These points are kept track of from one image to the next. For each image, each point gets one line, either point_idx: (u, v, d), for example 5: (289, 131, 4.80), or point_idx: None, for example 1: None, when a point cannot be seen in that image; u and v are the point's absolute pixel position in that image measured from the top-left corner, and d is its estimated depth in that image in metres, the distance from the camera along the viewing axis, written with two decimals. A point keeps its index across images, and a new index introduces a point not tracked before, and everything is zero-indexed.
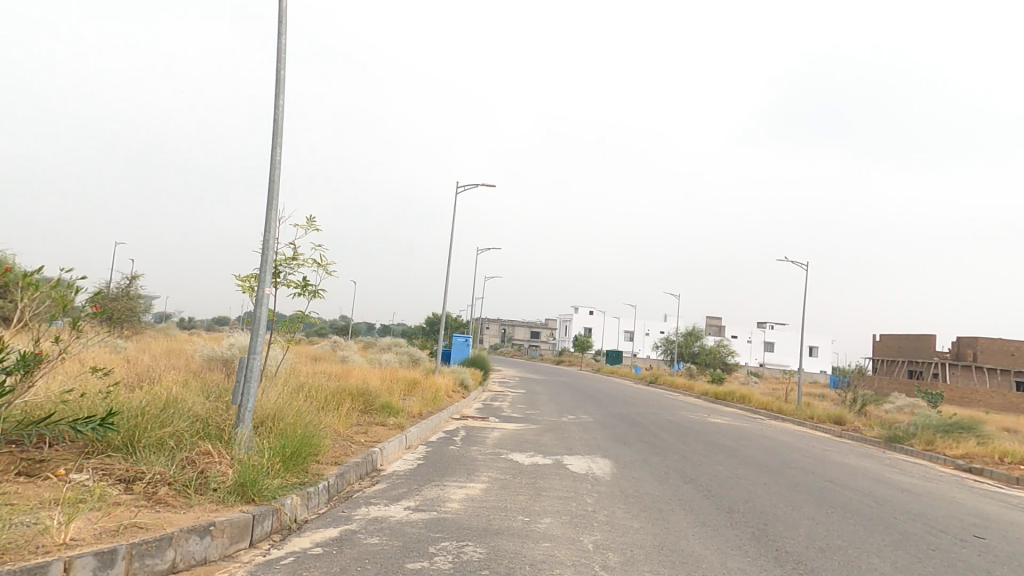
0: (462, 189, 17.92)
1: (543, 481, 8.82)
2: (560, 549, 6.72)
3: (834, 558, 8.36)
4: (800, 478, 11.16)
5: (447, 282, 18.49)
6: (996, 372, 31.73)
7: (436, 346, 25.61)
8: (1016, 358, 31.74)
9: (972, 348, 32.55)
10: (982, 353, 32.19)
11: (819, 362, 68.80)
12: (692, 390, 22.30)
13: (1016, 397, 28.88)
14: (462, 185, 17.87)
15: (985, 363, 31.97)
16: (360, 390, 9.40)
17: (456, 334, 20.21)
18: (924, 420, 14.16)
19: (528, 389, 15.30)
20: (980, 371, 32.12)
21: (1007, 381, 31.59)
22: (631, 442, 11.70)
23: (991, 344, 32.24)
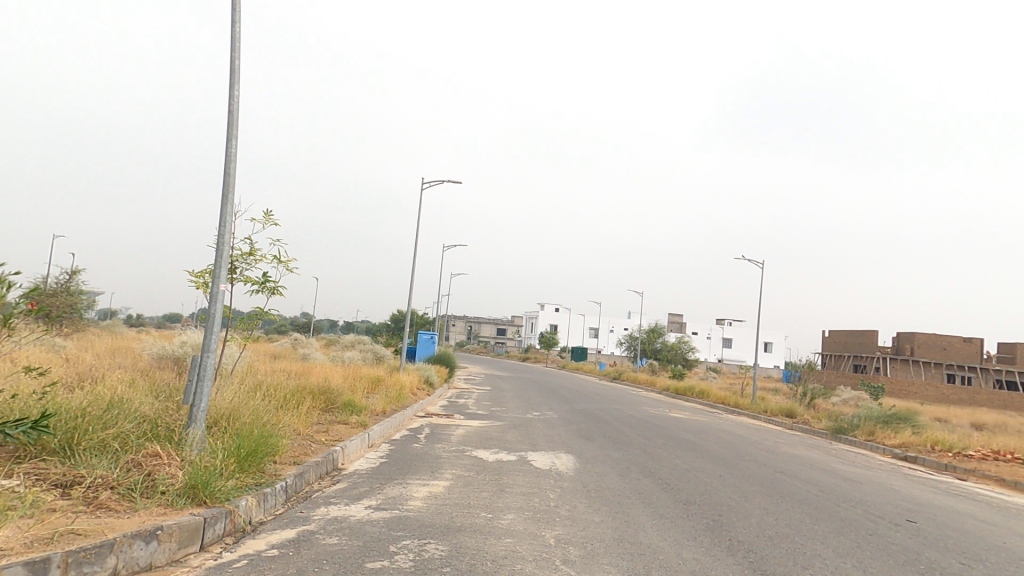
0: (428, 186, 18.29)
1: (506, 478, 8.89)
2: (522, 544, 6.80)
3: (781, 546, 8.78)
4: (753, 469, 11.64)
5: (412, 278, 18.39)
6: (930, 365, 33.97)
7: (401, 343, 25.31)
8: (948, 352, 34.05)
9: (910, 343, 34.58)
10: (919, 348, 34.26)
11: (774, 358, 71.66)
12: (653, 385, 22.89)
13: (947, 389, 30.96)
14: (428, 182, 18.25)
15: (921, 357, 34.04)
16: (321, 389, 9.22)
17: (421, 331, 20.06)
18: (867, 412, 14.99)
19: (493, 386, 15.34)
20: (916, 365, 34.16)
21: (939, 374, 33.98)
22: (594, 437, 11.91)
23: (926, 338, 34.37)
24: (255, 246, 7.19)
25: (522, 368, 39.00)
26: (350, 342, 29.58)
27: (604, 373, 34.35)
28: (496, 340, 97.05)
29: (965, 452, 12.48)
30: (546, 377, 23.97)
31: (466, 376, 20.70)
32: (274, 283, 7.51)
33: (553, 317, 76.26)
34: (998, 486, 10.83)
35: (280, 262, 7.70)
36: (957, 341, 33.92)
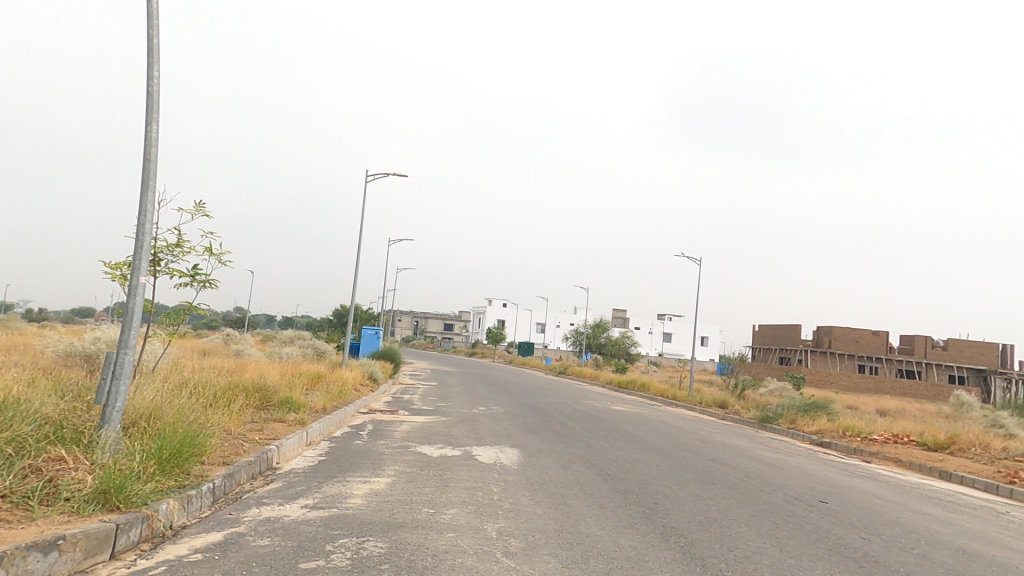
0: (373, 178, 18.03)
1: (450, 473, 8.90)
2: (464, 538, 6.85)
3: (710, 530, 9.34)
4: (688, 458, 12.25)
5: (356, 272, 17.97)
6: (844, 357, 36.69)
7: (343, 338, 24.63)
8: (859, 345, 36.94)
9: (828, 336, 37.29)
10: (836, 341, 37.00)
11: (709, 351, 75.40)
12: (597, 379, 23.51)
13: (858, 380, 33.76)
14: (372, 174, 17.98)
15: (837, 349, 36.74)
16: (256, 386, 8.85)
17: (365, 327, 19.60)
18: (790, 401, 16.10)
19: (439, 382, 15.25)
20: (834, 357, 36.90)
21: (851, 364, 36.74)
22: (539, 430, 12.12)
23: (843, 332, 37.17)
24: (181, 237, 6.78)
25: (468, 362, 38.93)
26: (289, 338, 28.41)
27: (550, 367, 34.96)
28: (445, 335, 96.46)
29: (873, 438, 13.69)
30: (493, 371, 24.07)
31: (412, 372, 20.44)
32: (204, 275, 7.13)
33: (501, 311, 76.61)
34: (899, 468, 11.97)
35: (211, 254, 7.31)
36: (867, 334, 36.93)
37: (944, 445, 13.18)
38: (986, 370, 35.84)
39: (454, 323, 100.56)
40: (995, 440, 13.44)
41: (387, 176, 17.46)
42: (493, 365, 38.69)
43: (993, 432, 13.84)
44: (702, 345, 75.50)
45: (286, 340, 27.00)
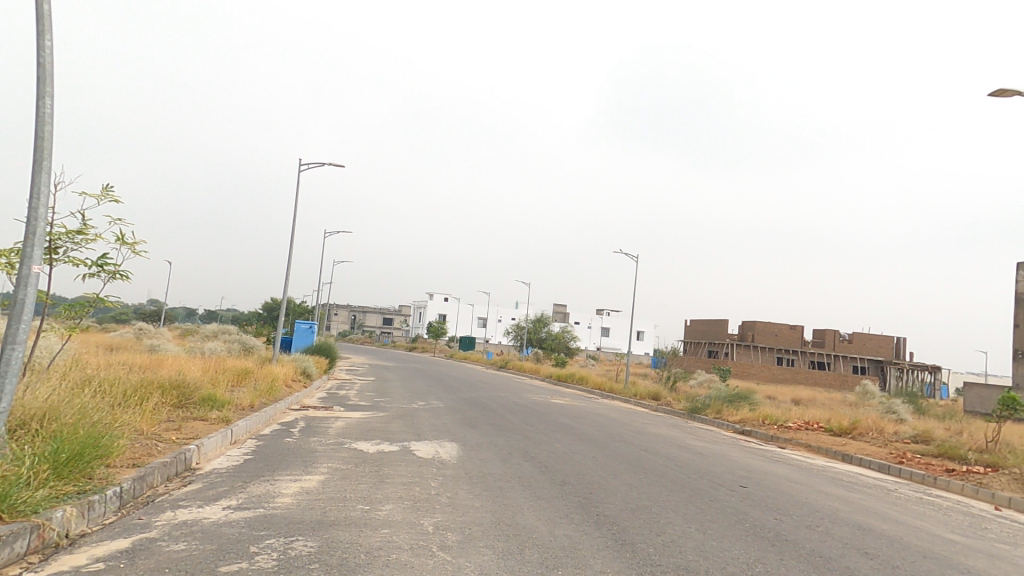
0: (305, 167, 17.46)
1: (387, 469, 8.78)
2: (400, 534, 6.79)
3: (641, 517, 9.79)
4: (623, 449, 12.73)
5: (289, 264, 17.25)
6: (765, 349, 39.31)
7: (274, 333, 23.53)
8: (778, 338, 39.67)
9: (751, 330, 39.84)
10: (758, 335, 39.59)
11: (645, 345, 78.57)
12: (537, 373, 23.89)
13: (777, 371, 36.41)
14: (304, 164, 17.37)
15: (759, 343, 39.31)
16: (174, 383, 8.31)
17: (298, 320, 18.86)
18: (716, 393, 17.09)
19: (378, 377, 14.94)
20: (756, 350, 39.47)
21: (771, 356, 39.38)
22: (479, 424, 12.16)
23: (764, 327, 39.83)
24: (86, 224, 6.24)
25: (407, 357, 38.34)
26: (213, 332, 26.75)
27: (491, 362, 35.12)
28: (385, 328, 94.47)
29: (788, 425, 14.81)
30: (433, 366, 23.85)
31: (349, 367, 19.90)
32: (113, 266, 6.60)
33: (444, 306, 76.06)
34: (810, 453, 13.03)
35: (121, 243, 6.78)
36: (785, 329, 39.81)
37: (848, 430, 14.48)
38: (884, 361, 39.70)
39: (395, 317, 98.66)
40: (890, 425, 14.94)
41: (324, 165, 16.81)
42: (432, 359, 38.38)
43: (889, 417, 15.36)
44: (638, 340, 78.54)
45: (210, 335, 25.44)
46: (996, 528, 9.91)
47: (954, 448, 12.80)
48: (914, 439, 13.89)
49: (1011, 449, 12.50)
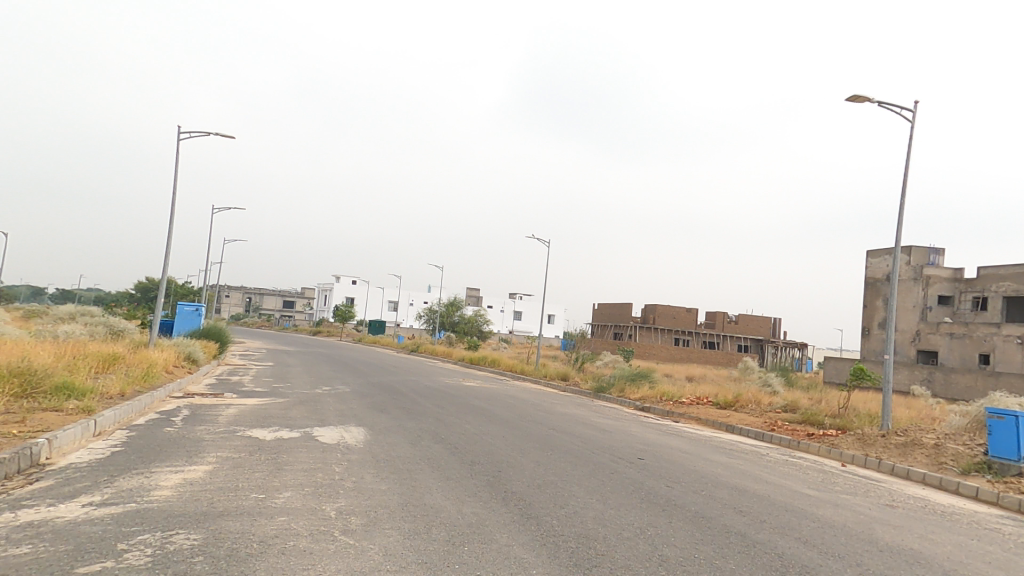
0: (186, 137, 15.95)
1: (286, 456, 8.27)
2: (298, 521, 6.49)
3: (546, 491, 10.21)
4: (532, 428, 13.13)
5: (170, 240, 15.57)
6: (664, 331, 42.38)
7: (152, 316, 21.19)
8: (676, 321, 42.93)
9: (652, 313, 42.71)
10: (658, 317, 42.54)
11: (555, 329, 81.53)
12: (449, 356, 23.83)
13: (674, 351, 39.44)
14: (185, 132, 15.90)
15: (658, 325, 42.30)
16: (17, 370, 7.22)
17: (182, 302, 17.16)
18: (620, 372, 18.14)
19: (277, 362, 14.06)
20: (656, 331, 42.44)
21: (669, 338, 42.56)
22: (388, 408, 11.84)
23: (663, 310, 42.87)
24: None
25: (312, 342, 36.50)
26: (72, 314, 23.41)
27: (402, 345, 34.52)
28: (289, 314, 89.18)
29: (682, 401, 16.11)
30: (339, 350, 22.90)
31: (244, 353, 18.54)
32: None
33: (355, 290, 73.35)
34: (699, 425, 14.28)
35: None
36: (681, 312, 43.10)
37: (731, 403, 16.06)
38: (762, 339, 44.49)
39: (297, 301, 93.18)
40: (765, 397, 16.79)
41: (212, 134, 15.32)
42: (340, 344, 36.97)
43: (764, 390, 17.23)
44: (550, 323, 81.20)
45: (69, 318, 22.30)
46: (843, 481, 11.56)
47: (814, 415, 14.69)
48: (784, 408, 15.74)
49: (857, 414, 14.60)
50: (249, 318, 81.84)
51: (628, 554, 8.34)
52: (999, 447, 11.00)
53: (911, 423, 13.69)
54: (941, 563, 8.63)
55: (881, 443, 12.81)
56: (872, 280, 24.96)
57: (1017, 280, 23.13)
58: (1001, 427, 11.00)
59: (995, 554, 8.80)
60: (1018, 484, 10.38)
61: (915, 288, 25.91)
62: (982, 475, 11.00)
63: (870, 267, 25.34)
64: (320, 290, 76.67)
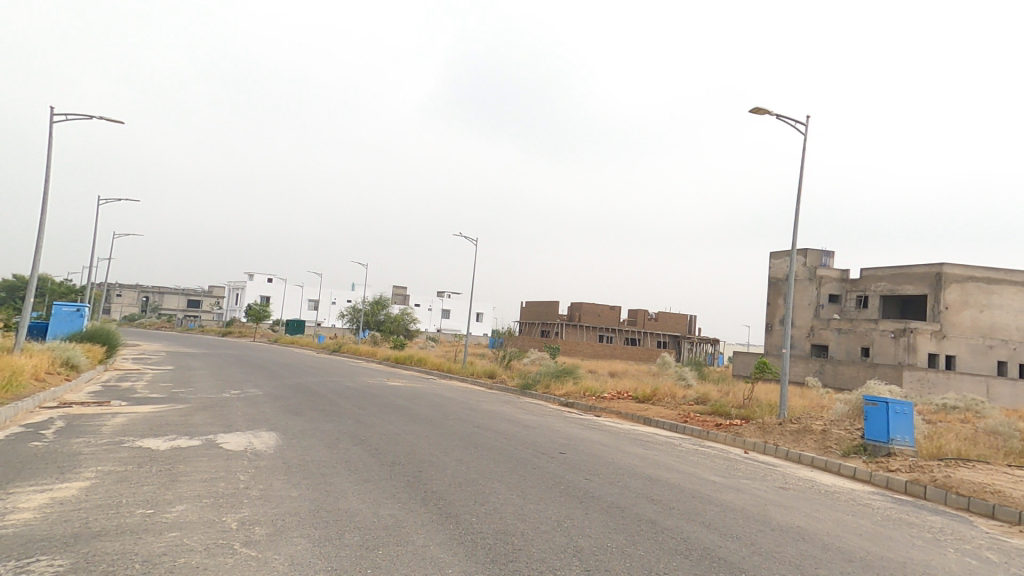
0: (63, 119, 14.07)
1: (183, 465, 7.59)
2: (192, 535, 6.03)
3: (467, 488, 10.26)
4: (456, 426, 13.10)
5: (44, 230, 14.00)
6: (588, 328, 43.86)
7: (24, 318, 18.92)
8: (600, 318, 44.52)
9: (578, 311, 44.05)
10: (583, 315, 43.96)
11: (484, 326, 82.04)
12: (373, 356, 23.29)
13: (598, 348, 40.90)
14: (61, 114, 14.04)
15: (583, 322, 43.68)
16: None
17: (59, 302, 15.55)
18: (546, 369, 18.52)
19: (178, 366, 13.09)
20: (582, 328, 43.73)
21: (594, 334, 44.08)
22: (304, 411, 11.12)
23: (588, 308, 44.33)
24: None
25: (224, 343, 34.30)
26: None
27: (323, 345, 33.29)
28: (199, 313, 83.16)
29: (604, 396, 16.73)
30: (245, 351, 21.66)
31: (137, 356, 17.05)
32: None
33: (276, 288, 69.83)
34: (619, 419, 14.90)
35: None
36: (606, 310, 44.73)
37: (649, 397, 16.88)
38: (679, 336, 46.89)
39: (207, 299, 87.06)
40: (680, 390, 17.78)
41: (97, 118, 13.95)
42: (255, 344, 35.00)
43: (680, 383, 18.26)
44: (479, 321, 81.30)
45: None
46: (745, 467, 12.51)
47: (722, 406, 15.75)
48: (696, 400, 16.75)
49: (759, 404, 15.82)
50: (155, 317, 75.54)
51: (544, 547, 8.55)
52: (875, 431, 12.33)
53: (804, 411, 15.05)
54: (822, 538, 9.55)
55: (778, 430, 13.98)
56: (775, 279, 27.05)
57: (892, 280, 25.95)
58: (876, 413, 12.37)
59: (867, 526, 9.87)
60: (887, 463, 11.72)
61: (810, 287, 28.40)
62: (859, 456, 12.32)
63: (774, 267, 27.51)
64: (233, 288, 72.02)
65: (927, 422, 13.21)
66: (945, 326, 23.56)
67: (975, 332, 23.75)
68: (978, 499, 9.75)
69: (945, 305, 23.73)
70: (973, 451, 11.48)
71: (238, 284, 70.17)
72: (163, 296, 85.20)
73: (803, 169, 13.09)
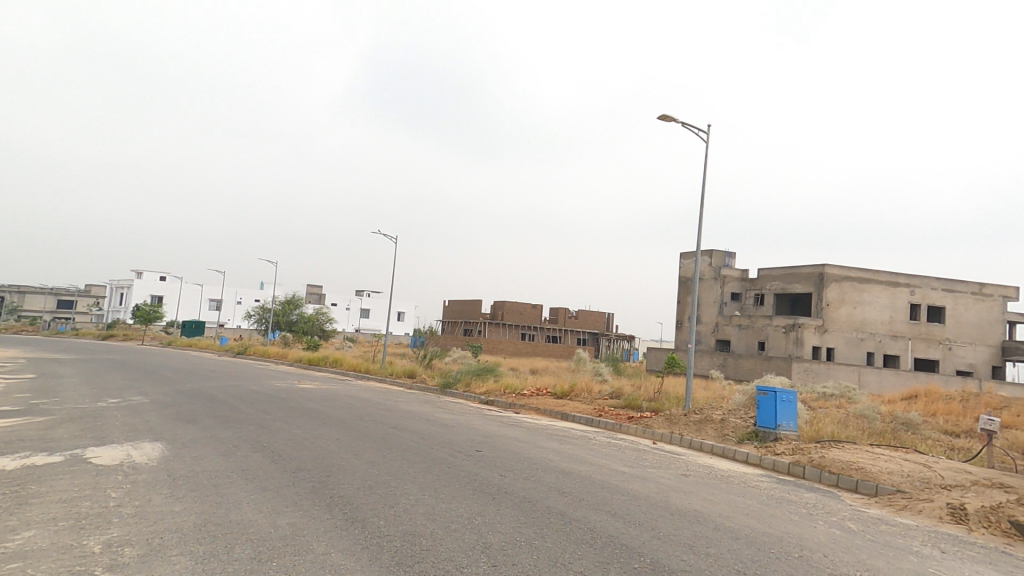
0: None
1: (38, 486, 6.86)
2: (40, 564, 5.46)
3: (377, 492, 10.05)
4: (370, 428, 12.79)
5: None
6: (510, 326, 44.60)
7: None
8: (523, 317, 45.40)
9: (501, 310, 44.65)
10: (505, 313, 44.66)
11: (406, 326, 81.20)
12: (284, 358, 22.22)
13: (520, 345, 41.75)
14: None
15: (505, 321, 44.34)
16: None
17: None
18: (468, 367, 18.58)
19: (43, 374, 11.76)
20: (504, 327, 44.37)
21: (516, 332, 44.88)
22: (198, 418, 10.42)
23: (510, 306, 45.04)
24: None
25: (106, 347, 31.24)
26: None
27: (228, 347, 31.41)
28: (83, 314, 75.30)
29: (523, 393, 17.04)
30: (134, 356, 19.89)
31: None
32: None
33: (177, 286, 64.98)
34: (537, 414, 15.24)
35: None
36: (528, 308, 45.61)
37: (567, 393, 17.38)
38: (597, 333, 48.74)
39: (93, 299, 79.02)
40: (596, 385, 18.49)
41: None
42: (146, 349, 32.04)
43: (597, 379, 18.97)
44: (401, 321, 79.96)
45: None
46: (651, 457, 13.19)
47: (634, 399, 16.53)
48: (611, 395, 17.47)
49: (667, 397, 16.79)
50: (27, 319, 67.35)
51: (453, 546, 8.55)
52: (765, 418, 13.42)
53: (707, 402, 16.14)
54: (715, 519, 10.26)
55: (683, 421, 14.88)
56: (685, 278, 28.73)
57: (783, 280, 28.32)
58: (766, 402, 13.49)
59: (754, 506, 10.73)
60: (774, 447, 12.80)
61: (715, 286, 30.44)
62: (751, 441, 13.36)
63: (684, 267, 29.23)
64: (122, 287, 65.81)
65: (809, 409, 14.55)
66: (828, 322, 26.25)
67: (851, 327, 26.53)
68: (845, 476, 10.90)
69: (827, 303, 26.31)
70: (844, 433, 12.82)
71: (129, 283, 64.14)
72: (38, 296, 76.30)
73: (705, 176, 14.02)
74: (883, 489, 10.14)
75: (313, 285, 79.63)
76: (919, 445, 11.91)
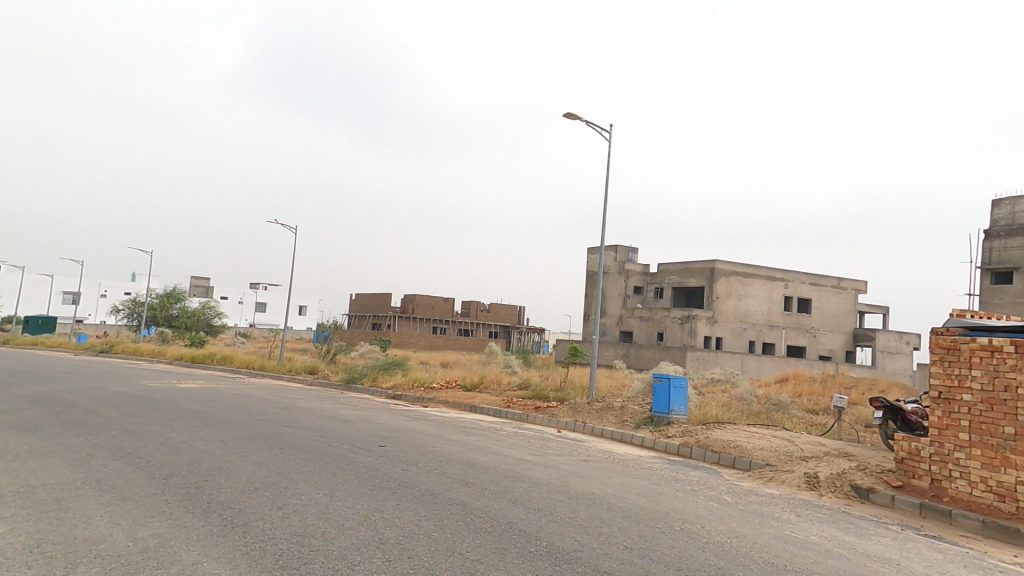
0: None
1: None
2: None
3: (265, 494, 9.40)
4: (261, 428, 11.97)
5: None
6: (421, 320, 44.10)
7: None
8: (433, 311, 45.02)
9: (411, 303, 44.02)
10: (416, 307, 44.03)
11: (309, 320, 77.62)
12: (162, 356, 20.24)
13: (432, 339, 41.38)
14: None
15: (416, 314, 43.74)
16: None
17: None
18: (375, 362, 18.06)
19: None
20: (415, 321, 43.78)
21: (427, 325, 44.44)
22: (43, 426, 9.16)
23: (422, 300, 44.48)
24: None
25: None
26: None
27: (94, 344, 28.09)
28: None
29: (431, 386, 16.86)
30: None
31: None
32: None
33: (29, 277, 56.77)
34: (444, 407, 15.11)
35: None
36: (440, 302, 45.34)
37: (476, 385, 17.45)
38: (509, 326, 49.52)
39: None
40: (506, 377, 18.75)
41: None
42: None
43: (506, 370, 19.23)
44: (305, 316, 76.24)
45: None
46: (554, 444, 13.54)
47: (541, 390, 16.93)
48: (519, 386, 17.77)
49: (572, 386, 17.38)
50: None
51: (345, 544, 8.20)
52: (660, 404, 14.23)
53: (608, 390, 16.89)
54: (609, 500, 10.73)
55: (586, 409, 15.45)
56: (591, 273, 29.87)
57: (680, 274, 30.32)
58: (661, 388, 14.33)
59: (645, 486, 11.33)
60: (666, 430, 13.64)
61: (620, 280, 31.95)
62: (647, 426, 14.12)
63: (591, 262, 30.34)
64: None
65: (699, 394, 15.68)
66: (718, 313, 28.51)
67: (738, 318, 28.99)
68: (725, 453, 11.85)
69: (717, 295, 28.58)
70: (726, 415, 13.97)
71: None
72: None
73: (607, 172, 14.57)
74: (755, 464, 11.14)
75: (198, 277, 73.06)
76: (786, 422, 13.27)
